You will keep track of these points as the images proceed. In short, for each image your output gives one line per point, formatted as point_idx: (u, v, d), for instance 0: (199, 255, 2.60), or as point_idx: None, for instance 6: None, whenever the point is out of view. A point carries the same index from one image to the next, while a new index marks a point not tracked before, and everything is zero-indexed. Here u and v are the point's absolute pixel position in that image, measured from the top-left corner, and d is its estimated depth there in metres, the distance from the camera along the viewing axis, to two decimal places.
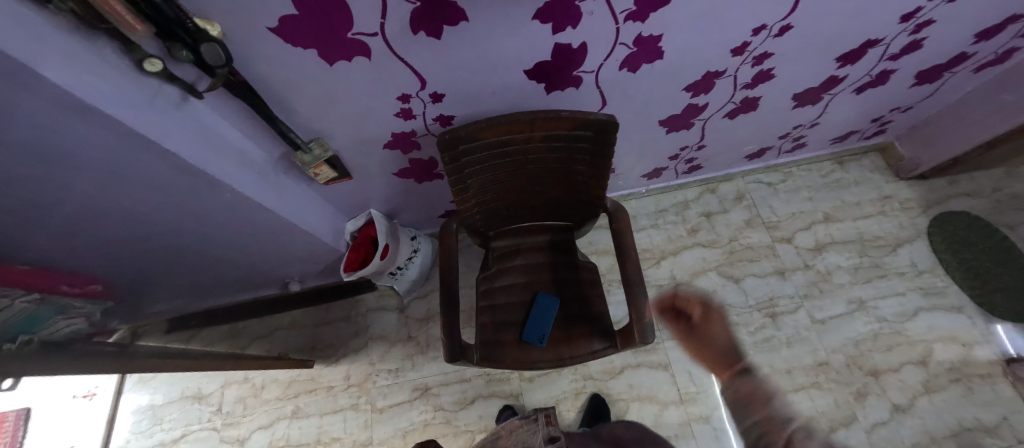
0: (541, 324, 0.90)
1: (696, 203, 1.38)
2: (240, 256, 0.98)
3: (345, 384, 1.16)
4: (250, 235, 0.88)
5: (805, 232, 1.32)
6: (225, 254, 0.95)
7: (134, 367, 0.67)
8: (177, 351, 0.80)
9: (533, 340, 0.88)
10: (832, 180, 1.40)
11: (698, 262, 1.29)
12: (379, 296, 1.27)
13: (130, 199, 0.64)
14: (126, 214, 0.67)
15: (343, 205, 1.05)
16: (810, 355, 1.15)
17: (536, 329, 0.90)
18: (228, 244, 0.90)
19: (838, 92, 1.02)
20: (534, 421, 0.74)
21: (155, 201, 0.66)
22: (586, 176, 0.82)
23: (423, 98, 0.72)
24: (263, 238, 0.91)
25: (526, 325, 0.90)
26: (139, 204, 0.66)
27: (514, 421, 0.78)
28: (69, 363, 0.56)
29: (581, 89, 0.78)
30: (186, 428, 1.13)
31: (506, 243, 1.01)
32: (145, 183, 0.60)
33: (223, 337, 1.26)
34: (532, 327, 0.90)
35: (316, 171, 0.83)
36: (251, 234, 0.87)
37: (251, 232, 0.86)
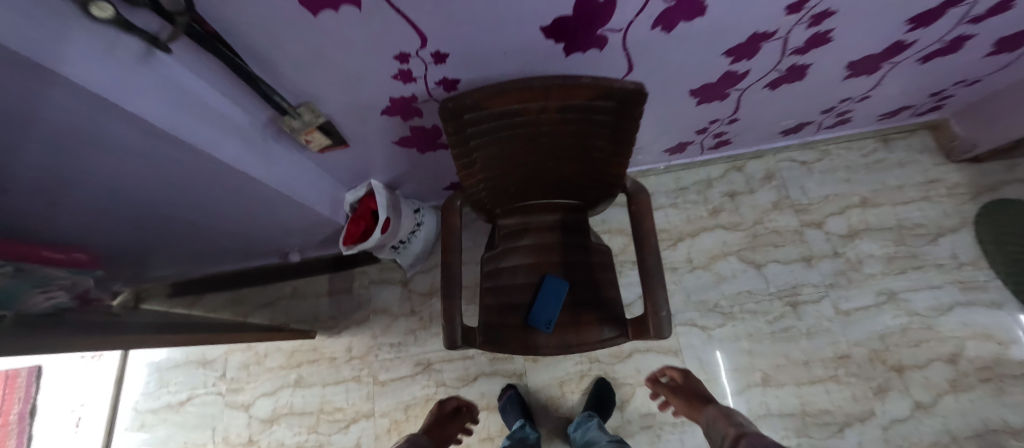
0: (549, 308, 0.85)
1: (719, 181, 1.28)
2: (234, 226, 0.94)
3: (347, 356, 1.16)
4: (242, 205, 0.83)
5: (838, 217, 1.22)
6: (216, 224, 0.90)
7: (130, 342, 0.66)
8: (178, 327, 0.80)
9: (539, 324, 0.84)
10: (873, 160, 1.27)
11: (718, 246, 1.21)
12: (381, 269, 1.23)
13: (100, 163, 0.58)
14: (101, 178, 0.62)
15: (341, 175, 0.98)
16: (831, 347, 1.09)
17: (543, 314, 0.85)
18: (220, 214, 0.85)
19: (900, 61, 0.89)
20: None
21: (130, 167, 0.61)
22: (605, 153, 0.73)
23: (424, 58, 0.63)
24: (255, 208, 0.86)
25: (532, 309, 0.85)
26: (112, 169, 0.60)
27: None
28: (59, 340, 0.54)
29: (605, 51, 0.67)
30: (192, 392, 1.15)
31: (514, 221, 0.94)
32: (114, 148, 0.54)
33: (226, 304, 1.25)
34: (539, 310, 0.85)
35: (308, 137, 0.76)
36: (243, 204, 0.82)
37: (241, 202, 0.81)
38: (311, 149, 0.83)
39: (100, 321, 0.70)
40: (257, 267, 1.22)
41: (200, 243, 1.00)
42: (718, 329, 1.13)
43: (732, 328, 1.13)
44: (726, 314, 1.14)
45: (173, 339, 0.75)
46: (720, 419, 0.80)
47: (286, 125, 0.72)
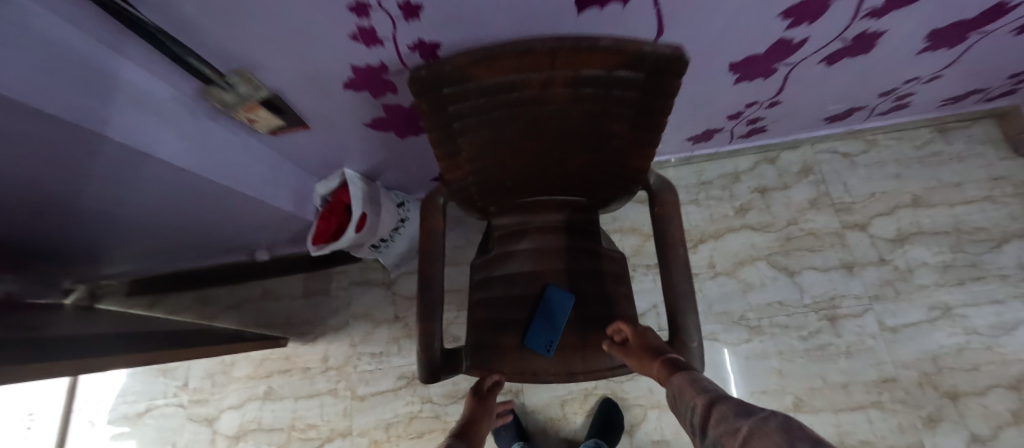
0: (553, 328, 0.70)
1: (748, 174, 1.12)
2: (176, 219, 0.79)
3: (323, 367, 1.03)
4: (178, 198, 0.68)
5: (885, 218, 1.06)
6: (153, 217, 0.76)
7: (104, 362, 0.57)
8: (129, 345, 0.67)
9: (538, 347, 0.69)
10: (928, 152, 1.10)
11: (745, 249, 1.06)
12: (362, 269, 1.09)
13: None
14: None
15: (309, 162, 0.83)
16: (874, 368, 0.95)
17: (543, 334, 0.70)
18: (152, 206, 0.70)
19: (993, 30, 0.71)
20: None
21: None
22: (625, 140, 0.57)
23: (391, 11, 0.45)
24: (197, 201, 0.71)
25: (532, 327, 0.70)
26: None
27: None
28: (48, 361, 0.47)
29: (631, 6, 0.51)
30: (151, 402, 1.03)
31: (511, 222, 0.80)
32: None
33: (191, 304, 1.13)
34: (540, 330, 0.70)
35: (249, 115, 0.60)
36: (178, 196, 0.67)
37: (174, 194, 0.66)
38: (260, 130, 0.67)
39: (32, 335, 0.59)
40: (223, 265, 1.09)
41: (143, 237, 0.85)
42: (742, 345, 0.99)
43: (759, 344, 0.99)
44: (752, 328, 1.00)
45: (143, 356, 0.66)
46: (682, 386, 0.54)
47: (216, 98, 0.56)
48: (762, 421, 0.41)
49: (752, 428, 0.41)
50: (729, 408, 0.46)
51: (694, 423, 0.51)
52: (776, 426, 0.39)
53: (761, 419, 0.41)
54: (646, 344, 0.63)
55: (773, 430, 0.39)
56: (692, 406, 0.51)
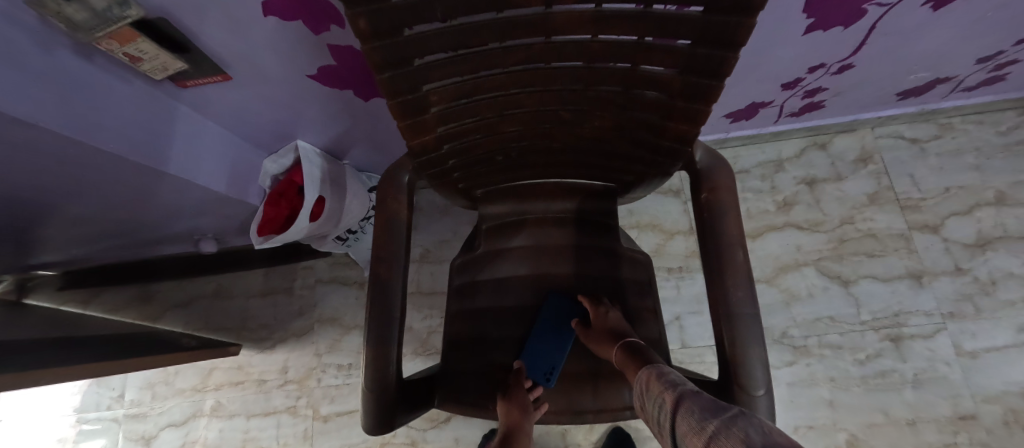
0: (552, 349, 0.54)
1: (793, 162, 0.93)
2: (75, 202, 0.61)
3: (281, 380, 0.87)
4: (52, 167, 0.49)
5: (962, 218, 0.87)
6: (39, 199, 0.58)
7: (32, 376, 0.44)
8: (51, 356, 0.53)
9: (533, 376, 0.52)
10: (1015, 140, 0.91)
11: (789, 252, 0.88)
12: (330, 265, 0.92)
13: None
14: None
15: (252, 130, 0.66)
16: (949, 402, 0.77)
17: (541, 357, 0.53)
18: (27, 183, 0.53)
19: None
20: None
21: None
22: (668, 92, 0.39)
23: None
24: (87, 173, 0.52)
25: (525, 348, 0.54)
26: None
27: None
28: None
29: None
30: (80, 416, 0.87)
31: (504, 209, 0.62)
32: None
33: (133, 301, 0.97)
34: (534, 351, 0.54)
35: (126, 48, 0.40)
36: (57, 170, 0.50)
37: (48, 167, 0.49)
38: (160, 77, 0.48)
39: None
40: (167, 258, 0.92)
41: (38, 222, 0.67)
42: (785, 368, 0.81)
43: (806, 368, 0.81)
44: (797, 349, 0.82)
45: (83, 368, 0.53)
46: (647, 381, 0.40)
47: (55, 17, 0.34)
48: (733, 421, 0.28)
49: (719, 428, 0.28)
50: (695, 401, 0.33)
51: (661, 426, 0.36)
52: (754, 427, 0.26)
53: (731, 417, 0.28)
54: (608, 325, 0.51)
55: (744, 433, 0.26)
56: (658, 403, 0.37)
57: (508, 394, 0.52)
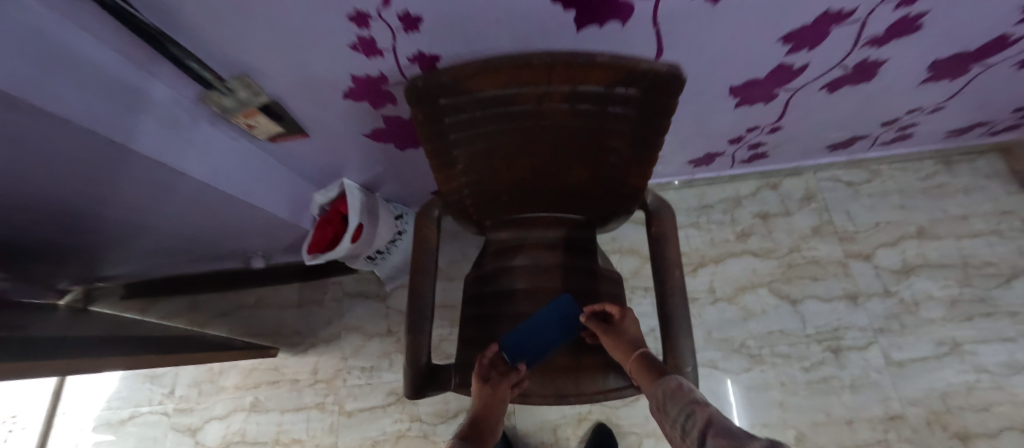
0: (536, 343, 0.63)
1: (750, 199, 1.11)
2: (174, 225, 0.80)
3: (311, 379, 1.00)
4: (178, 201, 0.68)
5: (889, 248, 1.04)
6: (149, 222, 0.76)
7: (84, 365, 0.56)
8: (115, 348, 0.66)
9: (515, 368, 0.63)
10: (932, 184, 1.09)
11: (746, 275, 1.04)
12: (356, 280, 1.08)
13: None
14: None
15: (310, 171, 0.84)
16: (880, 404, 0.91)
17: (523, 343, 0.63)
18: (151, 212, 0.71)
19: (994, 64, 0.71)
20: None
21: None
22: (623, 157, 0.57)
23: (389, 23, 0.47)
24: (198, 206, 0.71)
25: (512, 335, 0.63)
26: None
27: None
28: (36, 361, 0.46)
29: (629, 27, 0.52)
30: (135, 410, 1.00)
31: (507, 235, 0.79)
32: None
33: (182, 311, 1.12)
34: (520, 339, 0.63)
35: (248, 122, 0.61)
36: (178, 202, 0.69)
37: (174, 200, 0.67)
38: (261, 137, 0.68)
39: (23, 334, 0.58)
40: (217, 272, 1.08)
41: (140, 241, 0.85)
42: (744, 374, 0.96)
43: (761, 374, 0.95)
44: (754, 357, 0.97)
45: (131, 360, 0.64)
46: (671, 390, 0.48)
47: (216, 103, 0.57)
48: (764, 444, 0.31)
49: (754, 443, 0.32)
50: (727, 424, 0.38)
51: (679, 429, 0.43)
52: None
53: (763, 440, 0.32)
54: (630, 336, 0.61)
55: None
56: (683, 410, 0.44)
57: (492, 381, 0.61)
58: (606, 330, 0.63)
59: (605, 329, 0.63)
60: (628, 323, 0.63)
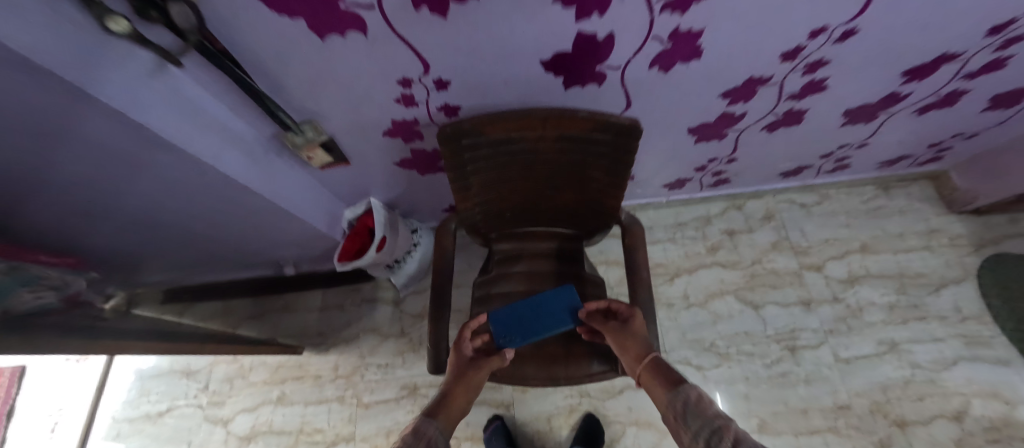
0: (522, 326, 0.71)
1: (718, 218, 1.28)
2: (231, 237, 0.95)
3: (332, 375, 1.12)
4: (242, 216, 0.84)
5: (838, 261, 1.21)
6: (213, 234, 0.92)
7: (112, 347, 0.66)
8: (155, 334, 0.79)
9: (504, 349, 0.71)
10: (873, 206, 1.27)
11: (716, 283, 1.20)
12: (374, 287, 1.22)
13: (64, 160, 0.56)
14: (67, 176, 0.60)
15: (344, 192, 1.00)
16: (831, 396, 1.05)
17: (509, 323, 0.71)
18: (217, 224, 0.87)
19: (896, 111, 0.90)
20: None
21: (103, 166, 0.59)
22: (602, 184, 0.74)
23: (427, 84, 0.65)
24: (258, 220, 0.87)
25: (500, 313, 0.72)
26: (76, 167, 0.58)
27: None
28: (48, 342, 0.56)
29: (604, 86, 0.70)
30: (172, 403, 1.11)
31: (508, 246, 0.94)
32: (86, 148, 0.54)
33: (216, 314, 1.25)
34: (506, 318, 0.72)
35: (309, 154, 0.78)
36: (242, 217, 0.84)
37: (240, 215, 0.83)
38: (313, 165, 0.85)
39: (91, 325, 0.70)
40: (250, 279, 1.22)
41: (197, 251, 1.00)
42: (713, 370, 1.10)
43: (728, 369, 1.09)
44: (723, 355, 1.11)
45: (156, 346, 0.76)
46: (692, 401, 0.53)
47: (289, 141, 0.74)
48: None
49: None
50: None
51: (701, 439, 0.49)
52: None
53: None
54: (640, 337, 0.66)
55: None
56: (711, 425, 0.49)
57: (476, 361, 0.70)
58: (617, 329, 0.68)
59: (616, 328, 0.68)
60: (637, 322, 0.68)
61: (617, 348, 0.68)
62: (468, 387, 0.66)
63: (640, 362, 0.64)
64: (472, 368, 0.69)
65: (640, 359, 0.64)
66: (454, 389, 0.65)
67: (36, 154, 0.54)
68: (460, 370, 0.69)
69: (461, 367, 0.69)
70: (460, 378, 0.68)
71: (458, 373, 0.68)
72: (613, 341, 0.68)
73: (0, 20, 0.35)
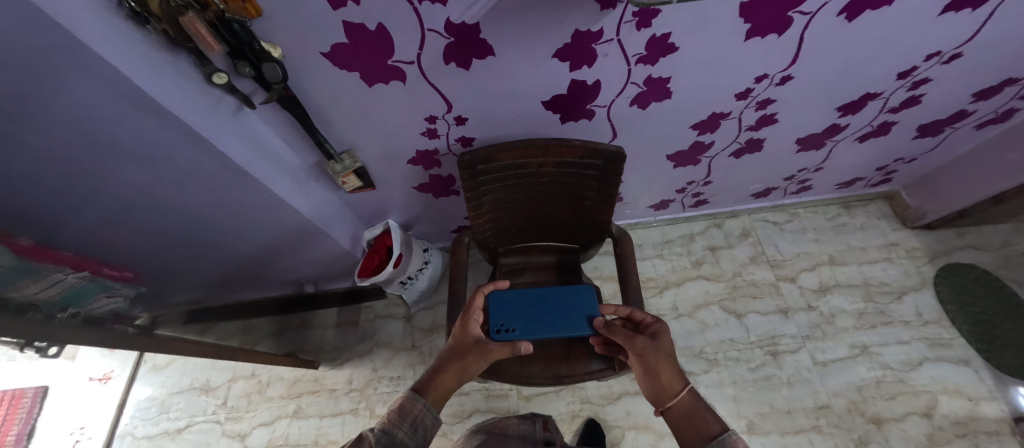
0: (513, 316, 0.81)
1: (701, 236, 1.42)
2: (264, 255, 1.06)
3: (347, 388, 1.19)
4: (280, 233, 0.97)
5: (810, 273, 1.33)
6: (248, 252, 1.03)
7: (155, 346, 0.77)
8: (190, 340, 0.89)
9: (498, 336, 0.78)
10: (838, 223, 1.41)
11: (701, 295, 1.31)
12: (387, 304, 1.32)
13: (153, 181, 0.70)
14: (159, 200, 0.76)
15: (365, 214, 1.12)
16: (811, 396, 1.14)
17: (500, 315, 0.81)
18: (255, 242, 0.99)
19: (840, 139, 1.07)
20: (530, 423, 0.77)
21: (180, 187, 0.73)
22: (595, 201, 0.86)
23: (448, 120, 0.79)
24: (291, 237, 0.99)
25: (487, 306, 0.83)
26: (169, 192, 0.74)
27: (509, 419, 0.78)
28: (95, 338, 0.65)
29: (594, 121, 0.85)
30: (191, 419, 1.20)
31: (513, 260, 1.04)
32: (180, 176, 0.70)
33: (236, 332, 1.31)
34: (495, 313, 0.82)
35: (344, 180, 0.90)
36: (279, 233, 0.97)
37: (278, 231, 0.96)
38: (344, 189, 0.97)
39: (146, 326, 0.83)
40: (270, 298, 1.31)
41: (229, 271, 1.10)
42: (703, 374, 1.18)
43: (717, 374, 1.18)
44: (711, 360, 1.20)
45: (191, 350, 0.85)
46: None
47: (329, 168, 0.87)
48: None
49: None
50: None
51: None
52: None
53: None
54: (671, 363, 0.64)
55: None
56: None
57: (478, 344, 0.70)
58: (649, 345, 0.65)
59: (645, 345, 0.65)
60: (666, 339, 0.66)
61: (643, 367, 0.65)
62: (461, 372, 0.68)
63: (671, 388, 0.62)
64: (475, 351, 0.69)
65: (671, 384, 0.62)
66: (449, 367, 0.67)
67: (139, 178, 0.68)
68: (461, 347, 0.70)
69: (464, 344, 0.70)
70: (460, 355, 0.69)
71: (459, 349, 0.70)
72: (642, 359, 0.65)
73: (147, 77, 0.51)
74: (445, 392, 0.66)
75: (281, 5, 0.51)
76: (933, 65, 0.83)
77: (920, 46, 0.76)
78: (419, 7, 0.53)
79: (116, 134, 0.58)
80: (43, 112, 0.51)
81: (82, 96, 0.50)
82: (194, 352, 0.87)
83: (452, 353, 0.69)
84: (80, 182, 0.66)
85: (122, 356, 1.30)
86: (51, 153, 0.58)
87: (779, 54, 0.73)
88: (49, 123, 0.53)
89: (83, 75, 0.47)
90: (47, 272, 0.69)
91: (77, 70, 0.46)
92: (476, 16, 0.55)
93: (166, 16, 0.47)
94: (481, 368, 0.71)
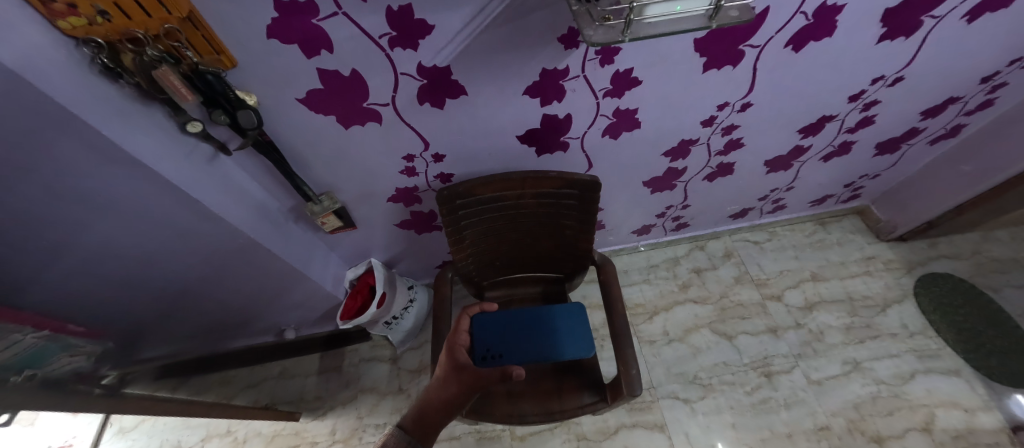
0: (497, 339, 0.84)
1: (685, 259, 1.43)
2: (242, 301, 1.02)
3: (330, 440, 1.14)
4: (260, 277, 0.94)
5: (794, 290, 1.34)
6: (224, 299, 0.99)
7: (122, 407, 0.73)
8: (162, 399, 0.84)
9: (484, 360, 0.81)
10: (815, 240, 1.45)
11: (691, 318, 1.30)
12: (372, 346, 1.28)
13: (124, 234, 0.69)
14: (128, 250, 0.73)
15: (347, 254, 1.10)
16: (810, 418, 1.11)
17: (484, 340, 0.84)
18: (232, 288, 0.95)
19: (806, 160, 1.12)
20: None
21: (154, 237, 0.72)
22: (575, 229, 0.87)
23: (426, 158, 0.81)
24: (271, 281, 0.97)
25: (471, 330, 0.85)
26: (139, 241, 0.72)
27: None
28: (57, 402, 0.61)
29: (569, 152, 0.87)
30: None
31: (499, 293, 1.03)
32: (153, 227, 0.69)
33: (212, 386, 1.26)
34: (480, 338, 0.84)
35: (324, 220, 0.88)
36: (258, 277, 0.94)
37: (257, 275, 0.93)
38: (325, 230, 0.96)
39: (114, 384, 0.79)
40: (248, 348, 1.25)
41: (206, 320, 1.05)
42: (700, 401, 1.15)
43: (714, 400, 1.15)
44: (705, 386, 1.17)
45: (164, 409, 0.81)
46: None
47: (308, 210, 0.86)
48: None
49: None
50: None
51: None
52: None
53: None
54: None
55: None
56: None
57: (461, 372, 0.66)
58: None
59: None
60: None
61: None
62: (447, 405, 0.64)
63: None
64: (456, 379, 0.66)
65: None
66: (432, 399, 0.64)
67: (112, 231, 0.67)
68: (447, 375, 0.67)
69: (451, 372, 0.67)
70: (444, 384, 0.66)
71: (446, 378, 0.66)
72: None
73: (121, 130, 0.51)
74: (433, 428, 0.62)
75: (257, 56, 0.53)
76: (880, 88, 0.89)
77: (863, 71, 0.82)
78: (391, 53, 0.55)
79: (86, 186, 0.57)
80: (7, 168, 0.50)
81: (50, 152, 0.50)
82: (165, 412, 0.82)
83: (439, 384, 0.66)
84: (45, 237, 0.63)
85: (88, 419, 1.21)
86: (17, 210, 0.57)
87: (736, 83, 0.78)
88: (14, 180, 0.52)
89: (54, 130, 0.47)
90: (5, 333, 0.65)
91: (49, 126, 0.46)
92: (446, 60, 0.58)
93: (140, 70, 0.48)
94: (470, 400, 0.66)
